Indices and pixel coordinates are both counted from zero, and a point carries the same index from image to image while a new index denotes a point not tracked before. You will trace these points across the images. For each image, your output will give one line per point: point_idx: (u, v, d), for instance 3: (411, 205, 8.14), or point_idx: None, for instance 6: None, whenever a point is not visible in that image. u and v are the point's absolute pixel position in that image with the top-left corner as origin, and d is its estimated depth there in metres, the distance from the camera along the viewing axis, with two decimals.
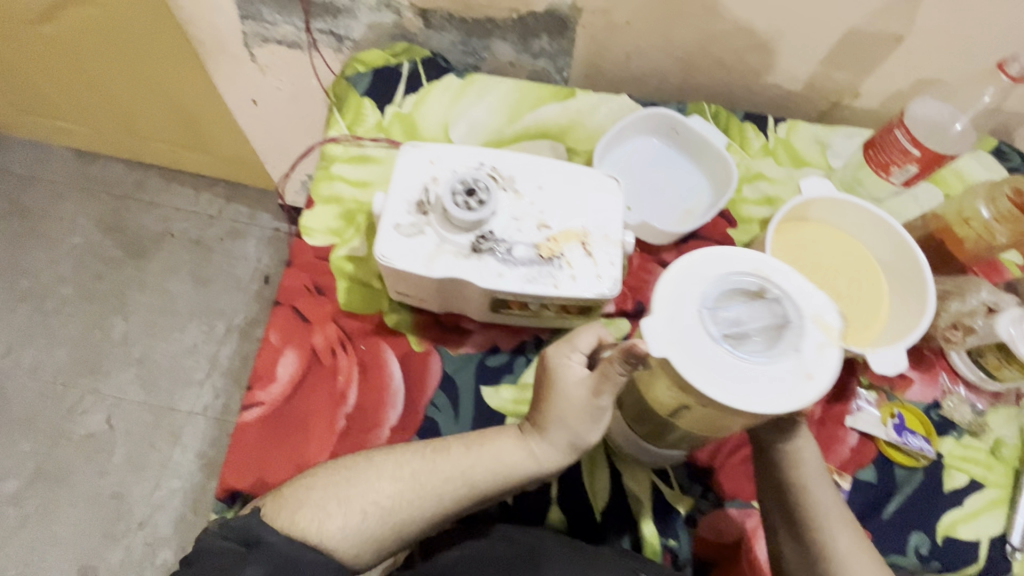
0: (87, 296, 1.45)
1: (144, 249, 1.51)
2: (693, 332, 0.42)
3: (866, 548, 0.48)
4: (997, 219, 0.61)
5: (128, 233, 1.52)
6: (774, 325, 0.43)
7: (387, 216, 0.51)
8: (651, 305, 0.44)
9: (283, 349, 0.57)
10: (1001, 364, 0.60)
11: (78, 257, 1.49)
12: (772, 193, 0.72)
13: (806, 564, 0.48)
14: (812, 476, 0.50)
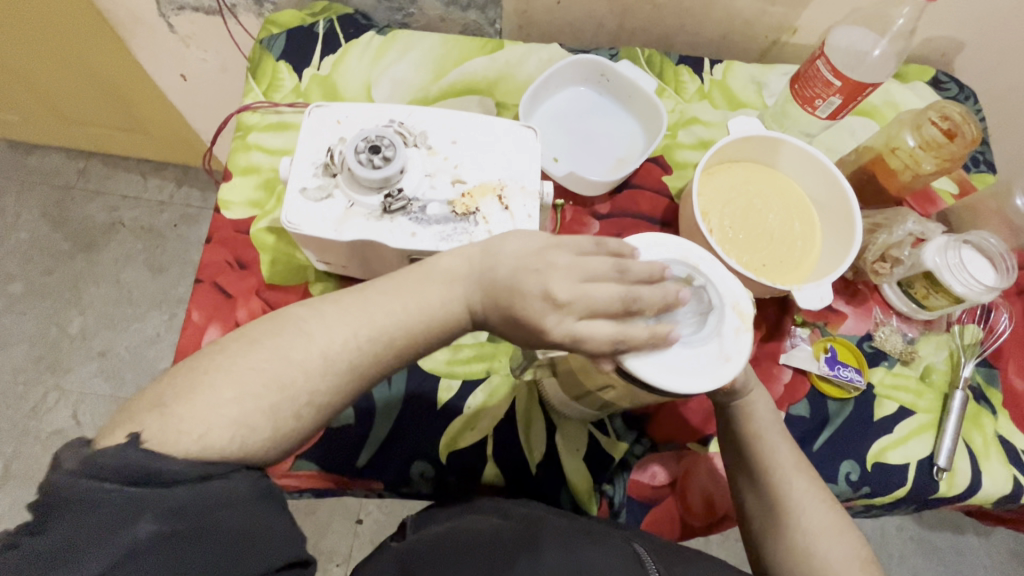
0: (40, 292, 1.41)
1: (93, 240, 1.46)
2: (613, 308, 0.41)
3: (820, 494, 0.47)
4: (921, 147, 0.60)
5: (76, 225, 1.47)
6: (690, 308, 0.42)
7: (293, 181, 0.49)
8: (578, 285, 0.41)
9: (205, 326, 0.55)
10: (928, 293, 0.60)
11: (26, 253, 1.44)
12: (708, 137, 0.71)
13: (762, 512, 0.48)
14: (766, 426, 0.49)
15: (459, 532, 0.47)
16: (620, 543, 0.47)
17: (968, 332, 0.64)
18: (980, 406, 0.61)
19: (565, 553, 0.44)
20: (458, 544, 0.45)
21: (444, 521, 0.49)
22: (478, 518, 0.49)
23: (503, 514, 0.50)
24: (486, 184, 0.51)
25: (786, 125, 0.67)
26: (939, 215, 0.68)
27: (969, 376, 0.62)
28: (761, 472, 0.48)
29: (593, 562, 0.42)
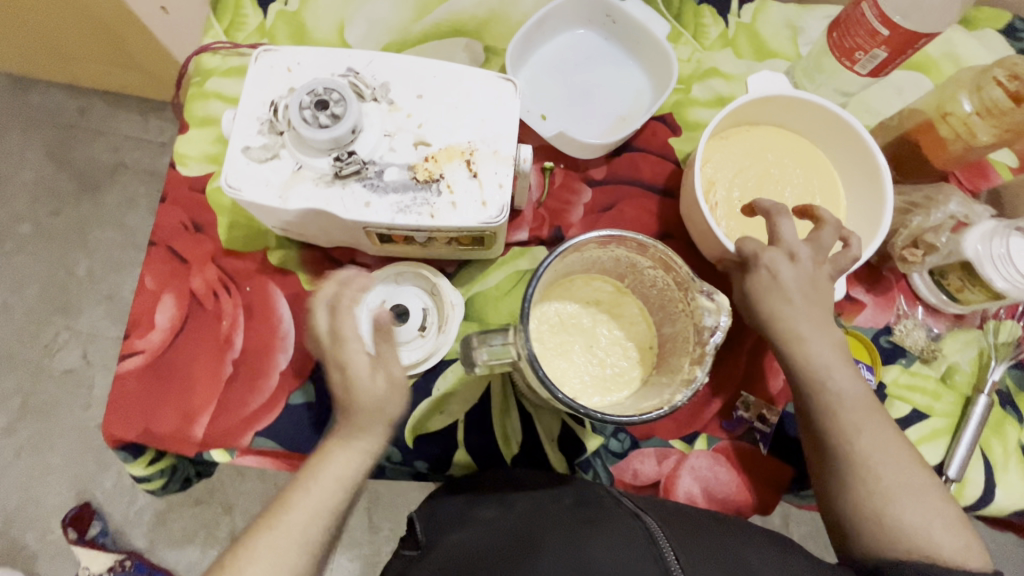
0: (47, 234, 1.40)
1: (96, 181, 1.43)
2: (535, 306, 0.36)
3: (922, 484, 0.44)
4: (980, 113, 0.50)
5: (79, 165, 1.44)
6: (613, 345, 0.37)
7: (236, 138, 0.44)
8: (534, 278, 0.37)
9: (160, 294, 0.53)
10: (963, 285, 0.53)
11: (31, 192, 1.42)
12: (727, 93, 0.62)
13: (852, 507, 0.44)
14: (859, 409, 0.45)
15: (468, 541, 0.45)
16: (629, 516, 0.43)
17: (1007, 328, 0.57)
18: (1005, 413, 0.55)
19: (575, 550, 0.41)
20: (471, 557, 0.43)
21: (456, 526, 0.48)
22: (483, 517, 0.47)
23: (509, 506, 0.48)
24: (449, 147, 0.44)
25: (820, 81, 0.57)
26: (989, 193, 0.59)
27: (998, 380, 0.55)
28: (841, 453, 0.45)
29: (600, 556, 0.39)
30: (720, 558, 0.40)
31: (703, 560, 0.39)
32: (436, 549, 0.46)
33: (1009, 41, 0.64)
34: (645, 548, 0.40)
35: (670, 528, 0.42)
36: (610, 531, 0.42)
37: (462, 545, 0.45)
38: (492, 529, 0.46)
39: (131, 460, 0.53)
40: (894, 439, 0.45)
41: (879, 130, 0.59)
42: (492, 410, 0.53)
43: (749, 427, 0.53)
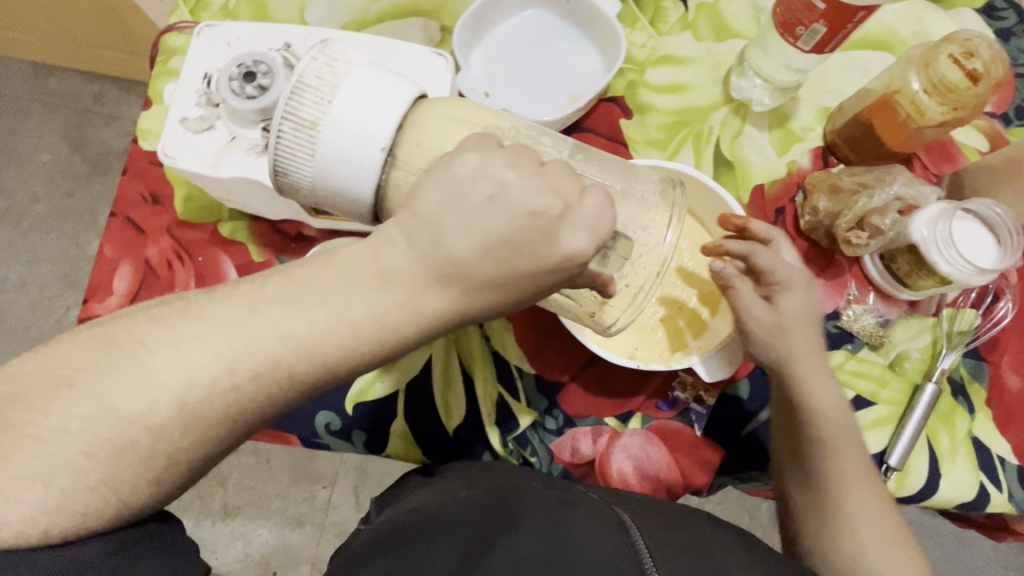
0: (59, 214, 1.42)
1: (110, 165, 1.45)
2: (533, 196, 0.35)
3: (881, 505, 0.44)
4: (927, 91, 0.49)
5: (92, 150, 1.46)
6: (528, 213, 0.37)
7: (175, 110, 0.45)
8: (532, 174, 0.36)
9: (118, 262, 0.55)
10: (912, 270, 0.52)
11: (47, 175, 1.44)
12: (682, 74, 0.61)
13: (815, 515, 0.45)
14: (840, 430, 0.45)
15: (433, 509, 0.44)
16: (604, 507, 0.45)
17: (967, 316, 0.55)
18: (956, 403, 0.54)
19: (556, 531, 0.40)
20: (445, 512, 0.43)
21: (421, 493, 0.47)
22: (447, 489, 0.47)
23: (472, 483, 0.47)
24: (398, 117, 0.41)
25: (774, 59, 0.56)
26: (951, 176, 0.57)
27: (949, 368, 0.54)
28: (818, 467, 0.45)
29: (581, 537, 0.40)
30: (688, 547, 0.41)
31: (673, 548, 0.40)
32: (402, 511, 0.46)
33: (988, 20, 0.62)
34: (618, 534, 0.40)
35: (641, 520, 0.44)
36: (585, 515, 0.43)
37: (428, 511, 0.44)
38: (462, 500, 0.44)
39: None
40: (879, 492, 0.44)
41: (838, 112, 0.58)
42: (433, 380, 0.53)
43: (686, 408, 0.52)
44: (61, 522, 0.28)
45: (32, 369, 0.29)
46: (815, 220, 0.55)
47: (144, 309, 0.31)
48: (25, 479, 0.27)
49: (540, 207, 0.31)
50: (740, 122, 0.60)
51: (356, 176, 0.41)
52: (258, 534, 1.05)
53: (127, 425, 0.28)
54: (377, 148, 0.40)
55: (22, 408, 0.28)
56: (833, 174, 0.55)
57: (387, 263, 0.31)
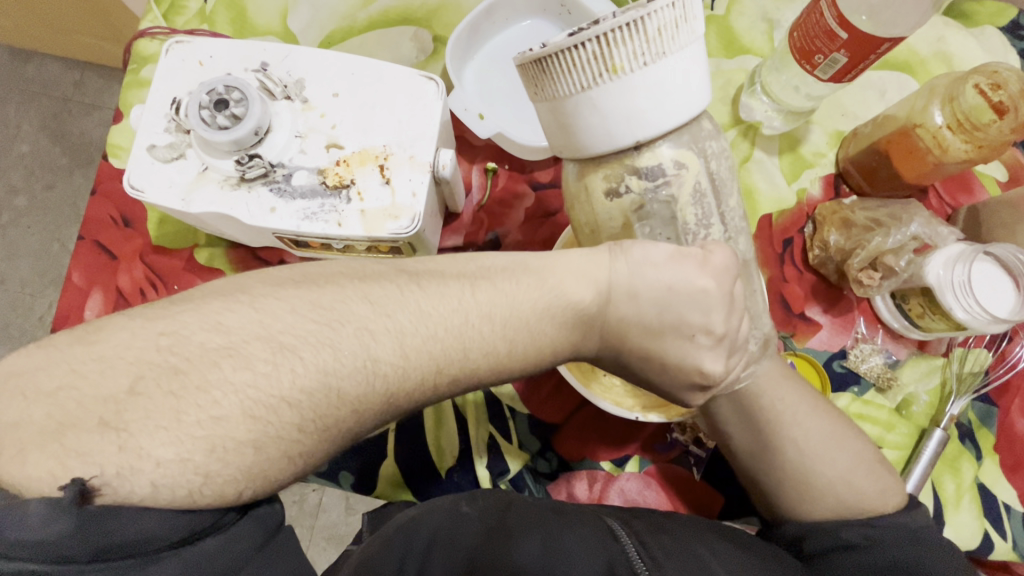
0: (42, 207, 1.19)
1: (94, 157, 1.21)
2: (691, 204, 0.37)
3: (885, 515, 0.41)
4: (951, 127, 0.46)
5: (73, 140, 1.22)
6: (686, 205, 0.37)
7: (142, 136, 0.42)
8: (703, 196, 0.37)
9: (89, 290, 0.52)
10: (923, 312, 0.49)
11: (27, 166, 1.21)
12: None
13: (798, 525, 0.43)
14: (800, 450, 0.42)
15: (426, 517, 0.41)
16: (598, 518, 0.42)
17: (978, 357, 0.53)
18: (963, 448, 0.52)
19: (547, 540, 0.39)
20: (439, 533, 0.39)
21: (407, 509, 0.44)
22: (432, 502, 0.43)
23: (462, 495, 0.44)
24: (675, 123, 0.33)
25: (787, 82, 0.53)
26: (969, 209, 0.54)
27: (958, 414, 0.52)
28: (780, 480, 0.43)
29: (574, 549, 0.38)
30: (682, 547, 0.39)
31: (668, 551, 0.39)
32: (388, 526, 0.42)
33: (1014, 40, 0.58)
34: (610, 543, 0.39)
35: (630, 522, 0.42)
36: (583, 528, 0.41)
37: (416, 524, 0.40)
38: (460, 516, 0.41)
39: None
40: (867, 468, 0.42)
41: (856, 139, 0.54)
42: (426, 422, 0.51)
43: (684, 450, 0.50)
44: (256, 488, 0.25)
45: (248, 325, 0.26)
46: (825, 256, 0.52)
47: (353, 282, 0.29)
48: (241, 443, 0.24)
49: (708, 371, 0.36)
50: (749, 147, 0.57)
51: (593, 142, 0.33)
52: None
53: (341, 404, 0.27)
54: (633, 138, 0.33)
55: (240, 366, 0.25)
56: (845, 207, 0.52)
57: (577, 297, 0.32)
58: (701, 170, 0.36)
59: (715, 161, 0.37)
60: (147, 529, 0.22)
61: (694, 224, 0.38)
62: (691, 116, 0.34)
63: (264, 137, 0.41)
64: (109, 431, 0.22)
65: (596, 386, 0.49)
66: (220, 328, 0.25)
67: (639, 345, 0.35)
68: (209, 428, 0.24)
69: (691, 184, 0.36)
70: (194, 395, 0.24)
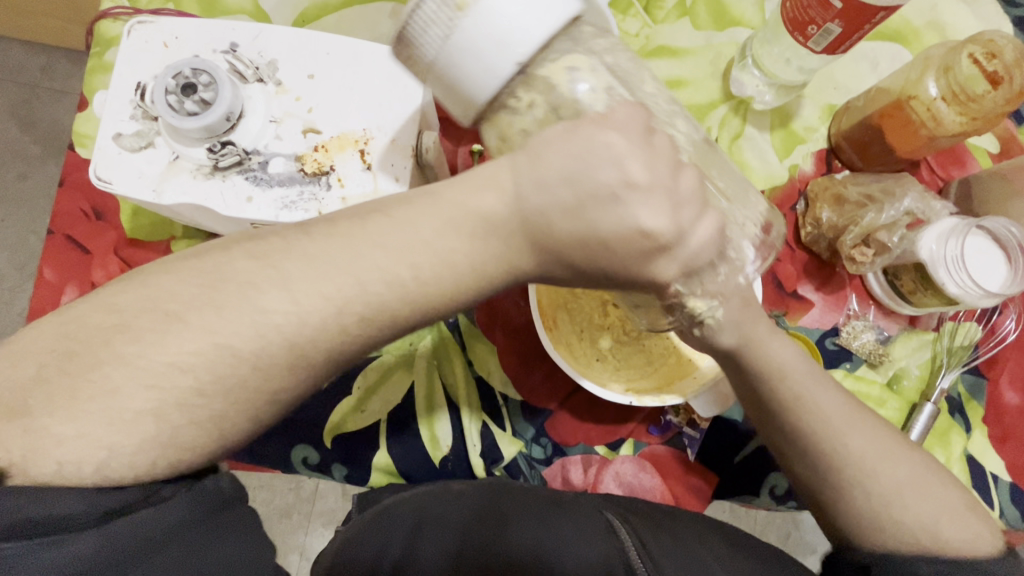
0: (14, 199, 1.14)
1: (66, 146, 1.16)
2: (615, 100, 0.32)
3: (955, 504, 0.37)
4: (945, 98, 0.45)
5: (45, 130, 1.17)
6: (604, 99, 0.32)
7: (106, 123, 0.40)
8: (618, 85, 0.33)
9: (63, 287, 0.50)
10: (915, 288, 0.49)
11: None
12: (678, 68, 0.56)
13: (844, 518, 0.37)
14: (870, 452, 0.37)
15: (421, 504, 0.42)
16: (591, 507, 0.43)
17: (967, 331, 0.53)
18: (953, 421, 0.52)
19: (541, 528, 0.40)
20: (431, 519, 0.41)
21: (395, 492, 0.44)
22: (431, 482, 0.45)
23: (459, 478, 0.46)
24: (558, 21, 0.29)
25: (778, 55, 0.52)
26: (960, 182, 0.54)
27: (948, 388, 0.52)
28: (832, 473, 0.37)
29: (567, 539, 0.40)
30: (673, 539, 0.40)
31: (659, 544, 0.40)
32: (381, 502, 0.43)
33: (1006, 9, 0.57)
34: (602, 534, 0.40)
35: (625, 513, 0.43)
36: (575, 516, 0.42)
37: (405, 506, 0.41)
38: (452, 496, 0.42)
39: None
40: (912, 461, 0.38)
41: (848, 113, 0.53)
42: (417, 411, 0.50)
43: (678, 432, 0.50)
44: (169, 458, 0.27)
45: (134, 300, 0.27)
46: (817, 233, 0.52)
47: (240, 243, 0.29)
48: (136, 412, 0.26)
49: (648, 228, 0.30)
50: (740, 123, 0.55)
51: (478, 88, 0.30)
52: None
53: (235, 363, 0.27)
54: (510, 63, 0.29)
55: (129, 340, 0.26)
56: (837, 182, 0.52)
57: (481, 205, 0.30)
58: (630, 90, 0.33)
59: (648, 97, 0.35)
60: (71, 507, 0.25)
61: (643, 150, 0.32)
62: (565, 20, 0.30)
63: (237, 122, 0.39)
64: (14, 418, 0.25)
65: (584, 360, 0.47)
66: (109, 307, 0.27)
67: (564, 231, 0.30)
68: (103, 402, 0.26)
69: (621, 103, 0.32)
70: (84, 373, 0.26)
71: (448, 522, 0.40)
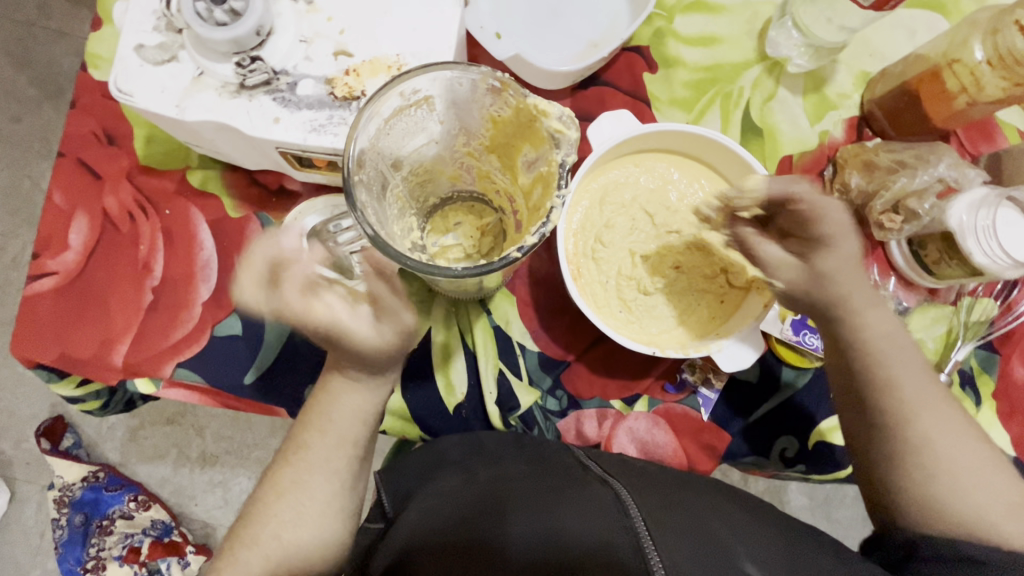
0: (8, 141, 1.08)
1: (64, 89, 1.08)
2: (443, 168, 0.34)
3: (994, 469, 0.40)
4: (990, 62, 0.45)
5: (42, 71, 1.09)
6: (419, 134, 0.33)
7: (128, 33, 0.38)
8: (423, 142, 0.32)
9: (72, 212, 0.48)
10: (940, 258, 0.49)
11: None
12: (714, 25, 0.54)
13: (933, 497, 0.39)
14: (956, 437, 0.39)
15: (433, 504, 0.43)
16: (596, 483, 0.42)
17: (983, 306, 0.53)
18: (964, 394, 0.52)
19: (543, 519, 0.40)
20: (440, 520, 0.41)
21: (424, 488, 0.46)
22: (444, 486, 0.45)
23: (470, 476, 0.45)
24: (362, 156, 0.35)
25: (820, 14, 0.51)
26: (989, 156, 0.53)
27: (961, 360, 0.52)
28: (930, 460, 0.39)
29: (574, 526, 0.38)
30: (690, 528, 0.38)
31: (676, 530, 0.37)
32: (406, 509, 0.45)
33: None
34: (614, 514, 0.38)
35: (641, 495, 0.41)
36: (577, 496, 0.41)
37: (425, 511, 0.43)
38: (461, 493, 0.44)
39: (59, 381, 0.50)
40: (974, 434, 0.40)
41: (884, 80, 0.52)
42: (433, 357, 0.49)
43: (693, 391, 0.50)
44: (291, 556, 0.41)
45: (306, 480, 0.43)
46: (845, 200, 0.51)
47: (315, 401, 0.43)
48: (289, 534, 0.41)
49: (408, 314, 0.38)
50: (773, 84, 0.54)
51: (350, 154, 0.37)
52: (238, 483, 0.94)
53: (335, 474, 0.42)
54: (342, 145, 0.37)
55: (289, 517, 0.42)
56: (869, 149, 0.51)
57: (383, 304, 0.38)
58: (473, 108, 0.35)
59: (494, 110, 0.34)
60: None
61: (372, 222, 0.31)
62: (402, 104, 0.33)
63: (267, 38, 0.37)
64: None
65: (606, 311, 0.46)
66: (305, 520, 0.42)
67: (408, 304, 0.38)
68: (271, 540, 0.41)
69: (421, 115, 0.34)
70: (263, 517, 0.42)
71: (459, 517, 0.41)
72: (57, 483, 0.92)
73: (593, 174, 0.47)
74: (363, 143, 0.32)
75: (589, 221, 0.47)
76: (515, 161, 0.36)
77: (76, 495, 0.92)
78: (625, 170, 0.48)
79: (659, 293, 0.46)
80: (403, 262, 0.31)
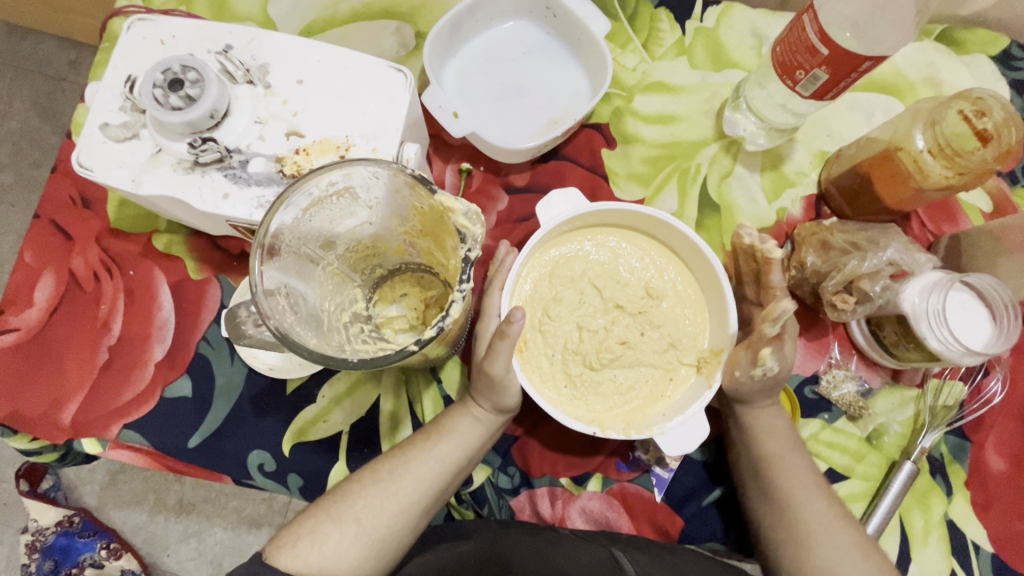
0: None
1: None
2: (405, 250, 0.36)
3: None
4: (932, 151, 0.45)
5: None
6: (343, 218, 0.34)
7: (94, 112, 0.40)
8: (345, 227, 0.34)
9: (40, 271, 0.50)
10: (898, 340, 0.48)
11: None
12: (672, 104, 0.56)
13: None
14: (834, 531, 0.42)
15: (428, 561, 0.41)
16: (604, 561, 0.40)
17: (952, 389, 0.51)
18: (934, 482, 0.50)
19: None
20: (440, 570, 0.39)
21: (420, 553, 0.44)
22: (440, 547, 0.43)
23: (465, 538, 0.44)
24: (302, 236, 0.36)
25: (770, 98, 0.52)
26: (949, 238, 0.53)
27: (929, 447, 0.50)
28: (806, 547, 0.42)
29: None
30: None
31: None
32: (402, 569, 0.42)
33: (1003, 70, 0.57)
34: None
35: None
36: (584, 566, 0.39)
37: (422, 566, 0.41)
38: (459, 551, 0.41)
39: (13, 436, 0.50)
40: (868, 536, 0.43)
41: (839, 161, 0.53)
42: (380, 428, 0.49)
43: (647, 470, 0.48)
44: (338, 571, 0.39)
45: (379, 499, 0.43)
46: (800, 277, 0.51)
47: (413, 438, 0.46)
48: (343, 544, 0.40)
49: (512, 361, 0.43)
50: (730, 162, 0.55)
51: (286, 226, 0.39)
52: (213, 534, 0.92)
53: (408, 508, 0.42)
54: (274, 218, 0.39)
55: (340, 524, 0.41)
56: (825, 228, 0.51)
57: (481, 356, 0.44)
58: (401, 197, 0.35)
59: (417, 201, 0.35)
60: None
61: (278, 310, 0.33)
62: (326, 192, 0.34)
63: (221, 120, 0.40)
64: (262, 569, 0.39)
65: (550, 385, 0.46)
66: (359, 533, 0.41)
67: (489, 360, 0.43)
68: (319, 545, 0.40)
69: (348, 201, 0.35)
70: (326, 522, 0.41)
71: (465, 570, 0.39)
72: (31, 527, 0.91)
73: (544, 247, 0.48)
74: (280, 229, 0.33)
75: (537, 294, 0.47)
76: (444, 246, 0.37)
77: (48, 540, 0.90)
78: (576, 244, 0.48)
79: (604, 370, 0.46)
80: (302, 352, 0.31)
